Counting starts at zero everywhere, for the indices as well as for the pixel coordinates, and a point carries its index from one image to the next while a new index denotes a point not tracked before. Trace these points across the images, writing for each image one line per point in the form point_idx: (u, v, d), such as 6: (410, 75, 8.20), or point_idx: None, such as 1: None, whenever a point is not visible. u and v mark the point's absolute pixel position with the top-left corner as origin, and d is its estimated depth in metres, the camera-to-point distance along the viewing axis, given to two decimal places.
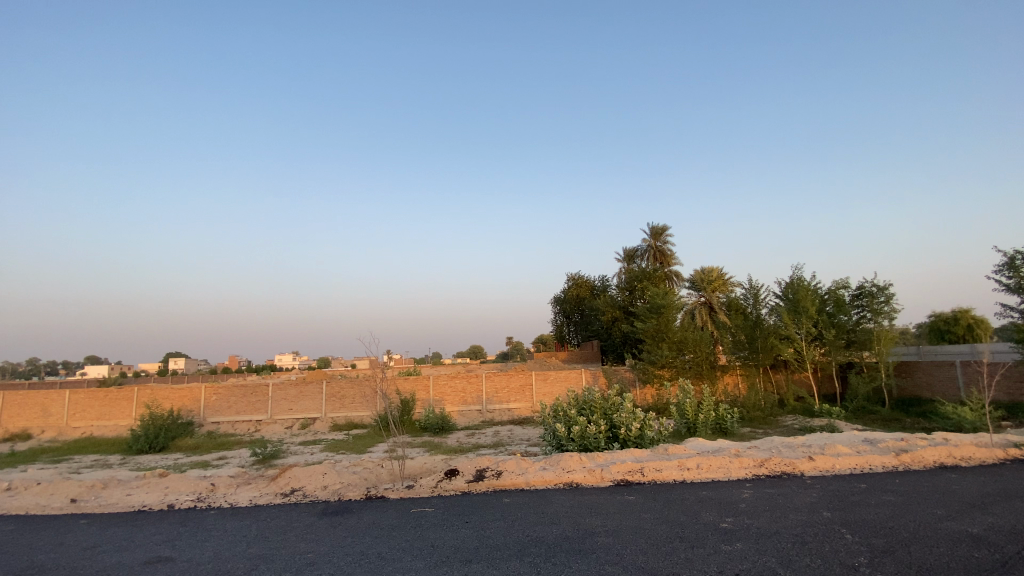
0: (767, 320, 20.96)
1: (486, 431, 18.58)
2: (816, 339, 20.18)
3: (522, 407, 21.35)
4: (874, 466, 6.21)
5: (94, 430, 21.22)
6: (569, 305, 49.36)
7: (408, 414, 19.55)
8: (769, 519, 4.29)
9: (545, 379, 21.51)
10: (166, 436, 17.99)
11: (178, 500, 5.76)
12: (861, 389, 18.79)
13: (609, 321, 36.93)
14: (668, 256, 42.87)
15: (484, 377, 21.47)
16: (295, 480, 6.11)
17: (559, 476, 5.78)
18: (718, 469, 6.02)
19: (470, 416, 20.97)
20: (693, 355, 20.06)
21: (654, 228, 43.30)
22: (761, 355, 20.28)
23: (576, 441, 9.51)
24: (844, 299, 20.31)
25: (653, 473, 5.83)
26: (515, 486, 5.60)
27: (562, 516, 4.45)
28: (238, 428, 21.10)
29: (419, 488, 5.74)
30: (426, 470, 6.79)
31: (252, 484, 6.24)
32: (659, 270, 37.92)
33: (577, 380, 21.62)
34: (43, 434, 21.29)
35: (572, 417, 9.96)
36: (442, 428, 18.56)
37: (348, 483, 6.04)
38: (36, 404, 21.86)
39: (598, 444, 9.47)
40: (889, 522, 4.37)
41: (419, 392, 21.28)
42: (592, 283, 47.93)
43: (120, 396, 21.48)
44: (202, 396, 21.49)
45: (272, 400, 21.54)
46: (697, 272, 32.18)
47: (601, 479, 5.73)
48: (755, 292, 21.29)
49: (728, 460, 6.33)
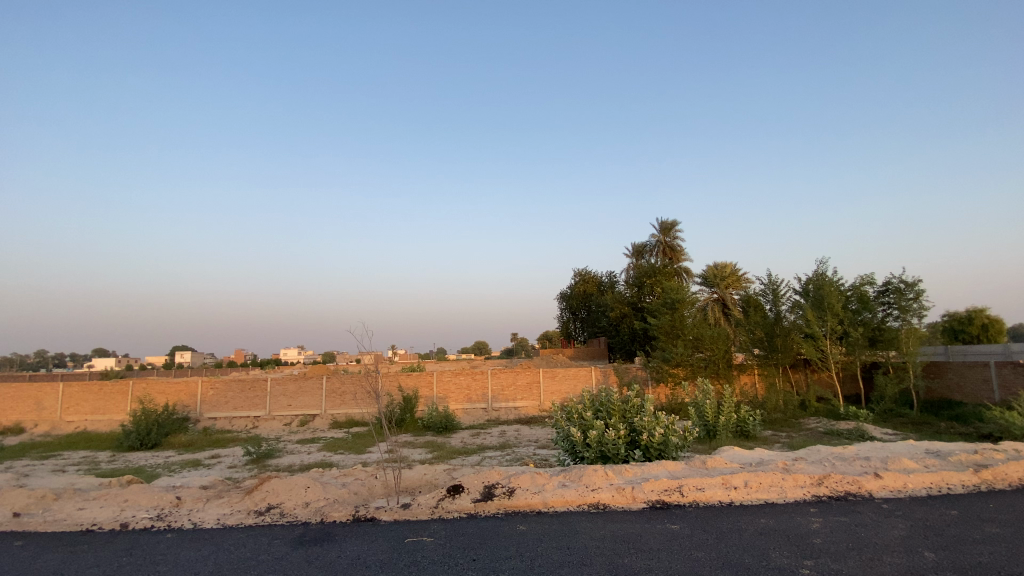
0: (788, 317, 19.83)
1: (492, 430, 17.68)
2: (841, 337, 18.98)
3: (529, 405, 20.46)
4: (953, 486, 5.25)
5: (88, 424, 20.55)
6: (576, 302, 48.44)
7: (411, 412, 18.73)
8: (859, 564, 3.36)
9: (553, 377, 20.63)
10: (158, 433, 17.28)
11: (134, 518, 4.82)
12: (889, 390, 17.75)
13: (617, 318, 35.98)
14: (679, 252, 41.82)
15: (489, 374, 20.61)
16: (273, 495, 5.20)
17: (582, 496, 4.86)
18: (771, 489, 5.14)
19: (475, 414, 20.12)
20: (710, 352, 19.14)
21: (664, 223, 42.21)
22: (781, 355, 19.33)
23: (593, 447, 8.55)
24: (869, 295, 19.28)
25: (694, 493, 4.94)
26: (532, 508, 4.68)
27: (594, 555, 3.55)
28: (235, 424, 20.34)
29: (416, 507, 4.83)
30: (427, 484, 5.89)
31: (223, 499, 5.32)
32: (669, 266, 36.91)
33: (586, 378, 20.71)
34: (37, 428, 20.62)
35: (588, 420, 9.01)
36: (446, 428, 17.71)
37: (334, 500, 5.13)
38: (27, 397, 21.18)
39: (617, 452, 8.51)
40: (1014, 567, 3.40)
41: (421, 388, 20.44)
42: (599, 279, 46.99)
43: (115, 390, 20.78)
44: (199, 390, 20.73)
45: (270, 395, 20.75)
46: (709, 267, 31.23)
47: (632, 500, 4.84)
48: (775, 287, 20.17)
49: (781, 477, 5.42)
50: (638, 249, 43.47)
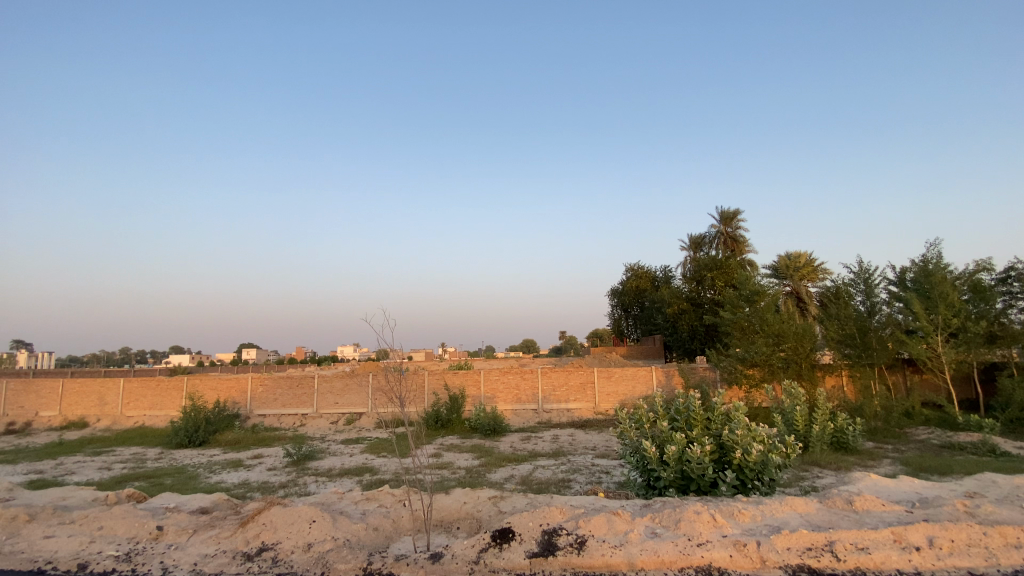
0: (883, 311, 17.19)
1: (544, 434, 16.30)
2: (951, 333, 16.17)
3: (583, 407, 18.88)
4: None
5: (146, 419, 20.96)
6: (627, 298, 46.20)
7: (458, 412, 17.74)
8: None
9: (609, 377, 18.95)
10: (205, 430, 17.11)
11: (94, 558, 3.79)
12: (1017, 396, 14.78)
13: (675, 314, 33.57)
14: (741, 243, 38.81)
15: (540, 374, 19.21)
16: (269, 530, 4.02)
17: (684, 554, 3.36)
18: (969, 552, 3.50)
19: (525, 416, 18.79)
20: (793, 350, 16.95)
21: (725, 212, 39.23)
22: (877, 353, 16.74)
23: (673, 466, 7.00)
24: (984, 284, 16.37)
25: (853, 556, 3.35)
26: (614, 573, 3.24)
27: None
28: (283, 422, 20.04)
29: (451, 558, 3.50)
30: (467, 519, 4.55)
31: (212, 531, 4.22)
32: (732, 257, 34.12)
33: (646, 378, 18.87)
34: (99, 422, 21.24)
35: (664, 432, 7.45)
36: (494, 430, 16.45)
37: (343, 543, 3.88)
38: (89, 392, 21.86)
39: (703, 473, 6.90)
40: None
41: (469, 387, 19.26)
42: (653, 274, 44.49)
43: (170, 386, 21.06)
44: (249, 387, 20.58)
45: (318, 393, 20.31)
46: (780, 257, 28.42)
47: (759, 564, 3.30)
48: (867, 276, 17.46)
49: (973, 529, 3.76)
50: (695, 241, 40.77)
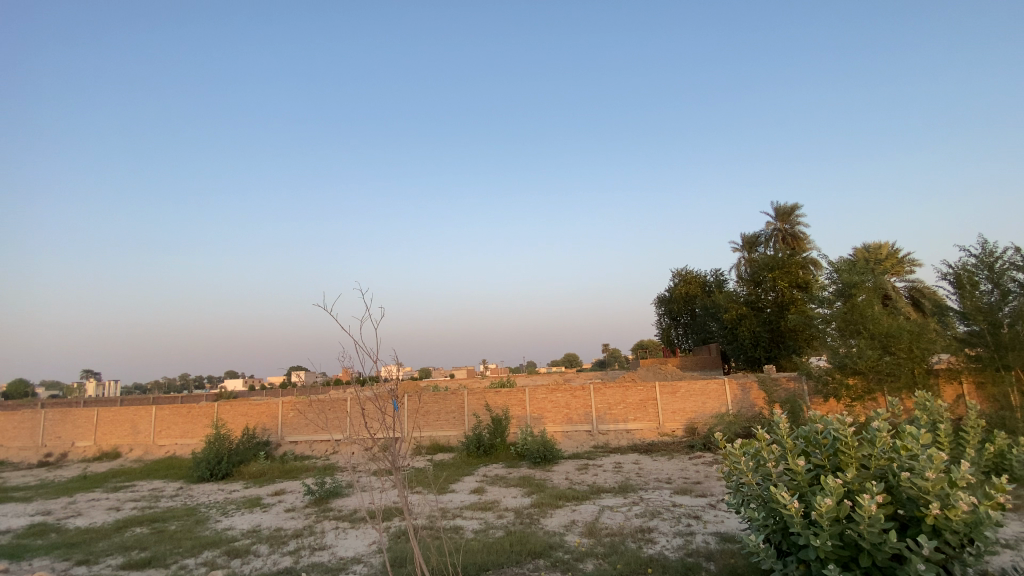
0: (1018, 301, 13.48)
1: (603, 461, 13.93)
2: None
3: (644, 428, 16.34)
4: None
5: (177, 449, 19.92)
6: (676, 306, 43.06)
7: (502, 437, 15.74)
8: None
9: (673, 393, 16.37)
10: (228, 462, 15.72)
11: None
12: None
13: (733, 320, 30.45)
14: (802, 240, 35.27)
15: (592, 390, 16.85)
16: None
17: None
18: None
19: (578, 439, 16.48)
20: (903, 355, 13.95)
21: (781, 207, 35.84)
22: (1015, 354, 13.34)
23: (829, 530, 4.60)
24: None
25: None
26: None
27: None
28: (315, 450, 18.49)
29: None
30: None
31: None
32: (796, 255, 30.77)
33: (717, 393, 16.19)
34: (132, 452, 20.41)
35: (804, 476, 5.07)
36: (544, 458, 14.19)
37: None
38: (124, 421, 21.08)
39: (882, 544, 4.46)
40: None
41: (513, 408, 17.15)
42: (704, 279, 41.36)
43: (201, 413, 19.96)
44: (280, 413, 19.21)
45: (350, 417, 18.58)
46: (858, 250, 25.22)
47: None
48: (994, 260, 13.62)
49: None
50: (750, 241, 37.55)
